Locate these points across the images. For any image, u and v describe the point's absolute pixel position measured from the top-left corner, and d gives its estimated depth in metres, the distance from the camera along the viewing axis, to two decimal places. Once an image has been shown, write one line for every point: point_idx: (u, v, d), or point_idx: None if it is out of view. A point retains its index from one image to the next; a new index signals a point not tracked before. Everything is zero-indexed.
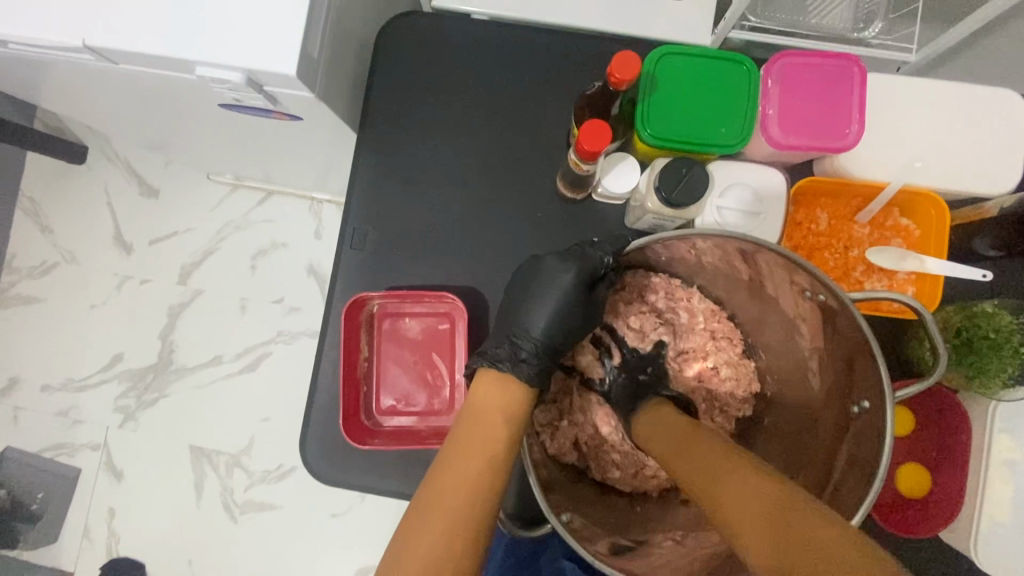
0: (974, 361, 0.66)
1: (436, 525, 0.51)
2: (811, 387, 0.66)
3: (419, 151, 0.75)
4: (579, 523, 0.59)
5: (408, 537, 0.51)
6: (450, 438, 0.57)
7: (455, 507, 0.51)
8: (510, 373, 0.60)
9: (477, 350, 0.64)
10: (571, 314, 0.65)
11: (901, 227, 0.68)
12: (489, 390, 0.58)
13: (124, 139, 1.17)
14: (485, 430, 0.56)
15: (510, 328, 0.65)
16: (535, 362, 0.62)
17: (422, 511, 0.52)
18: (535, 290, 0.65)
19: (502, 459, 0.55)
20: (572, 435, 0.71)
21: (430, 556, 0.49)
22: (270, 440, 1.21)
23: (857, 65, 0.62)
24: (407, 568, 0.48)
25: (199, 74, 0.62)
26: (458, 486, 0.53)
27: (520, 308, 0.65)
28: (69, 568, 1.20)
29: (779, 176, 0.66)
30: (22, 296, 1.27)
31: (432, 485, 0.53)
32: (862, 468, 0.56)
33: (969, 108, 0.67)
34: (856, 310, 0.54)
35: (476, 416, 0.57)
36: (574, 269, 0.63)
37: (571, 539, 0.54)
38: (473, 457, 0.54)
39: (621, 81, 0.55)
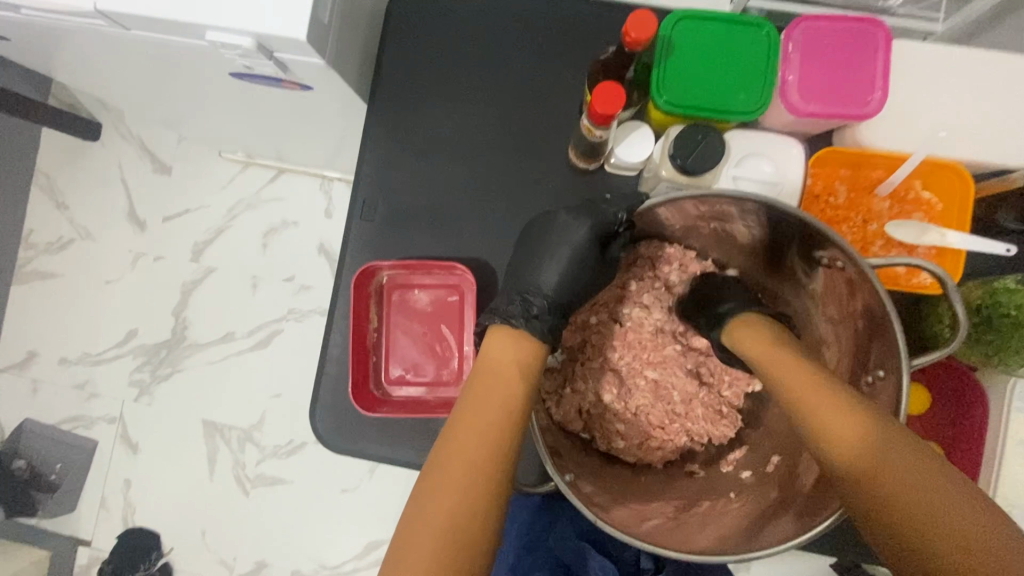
0: (994, 339, 0.64)
1: (459, 472, 0.51)
2: (825, 358, 0.66)
3: (431, 120, 0.74)
4: (585, 488, 0.59)
5: (432, 482, 0.51)
6: (464, 394, 0.57)
7: (476, 461, 0.52)
8: (523, 329, 0.60)
9: (488, 306, 0.64)
10: (582, 274, 0.65)
11: (923, 200, 0.66)
12: (502, 346, 0.58)
13: (137, 115, 1.18)
14: (500, 385, 0.56)
15: (520, 285, 0.65)
16: (547, 318, 0.62)
17: (442, 464, 0.52)
18: (546, 246, 0.64)
19: (520, 413, 0.55)
20: (577, 403, 0.71)
21: (453, 507, 0.50)
22: (282, 415, 1.23)
23: (882, 29, 0.60)
24: (434, 511, 0.50)
25: (210, 40, 0.61)
26: (478, 440, 0.53)
27: (531, 265, 0.65)
28: (87, 536, 1.23)
29: (798, 146, 0.64)
30: (39, 272, 1.29)
31: (449, 440, 0.53)
32: None
33: (999, 76, 0.64)
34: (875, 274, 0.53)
35: (490, 372, 0.57)
36: (587, 226, 0.63)
37: (575, 499, 0.55)
38: (490, 411, 0.55)
39: (636, 41, 0.54)
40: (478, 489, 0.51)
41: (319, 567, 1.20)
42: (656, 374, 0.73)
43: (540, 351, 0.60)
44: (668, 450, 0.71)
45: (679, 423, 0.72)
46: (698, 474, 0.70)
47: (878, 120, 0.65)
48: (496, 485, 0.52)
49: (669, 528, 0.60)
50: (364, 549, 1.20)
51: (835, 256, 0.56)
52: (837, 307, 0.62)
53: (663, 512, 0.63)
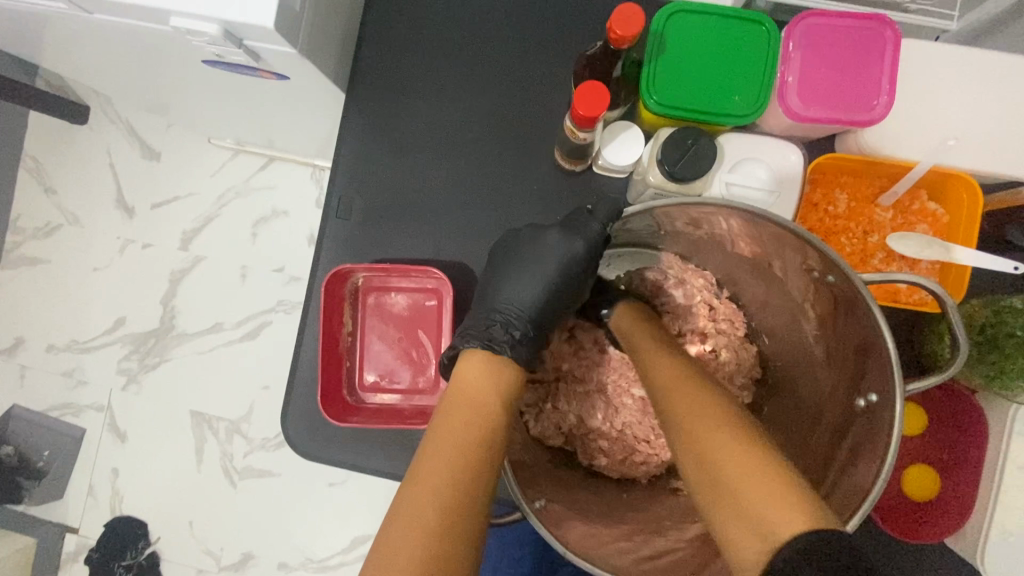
0: (996, 360, 0.61)
1: (431, 505, 0.47)
2: (816, 377, 0.63)
3: (412, 115, 0.70)
4: (555, 509, 0.57)
5: (401, 517, 0.47)
6: (435, 421, 0.53)
7: (449, 504, 0.48)
8: (498, 352, 0.57)
9: (461, 328, 0.61)
10: (566, 291, 0.63)
11: (928, 211, 0.63)
12: (476, 374, 0.55)
13: (122, 99, 1.14)
14: (473, 418, 0.52)
15: (495, 300, 0.62)
16: (525, 340, 0.60)
17: (410, 503, 0.48)
18: (529, 260, 0.61)
19: (494, 441, 0.52)
20: (556, 420, 0.68)
21: (424, 561, 0.45)
22: (269, 408, 1.21)
23: (891, 28, 0.56)
24: (405, 548, 0.45)
25: (175, 26, 0.57)
26: (450, 480, 0.49)
27: (507, 277, 0.62)
28: (74, 524, 1.22)
29: (797, 153, 0.61)
30: (27, 257, 1.27)
31: (418, 482, 0.49)
32: (865, 465, 0.52)
33: (1016, 81, 0.60)
34: (868, 291, 0.49)
35: (463, 399, 0.54)
36: (578, 243, 0.60)
37: (541, 525, 0.52)
38: (464, 447, 0.51)
39: (621, 38, 0.49)
40: (451, 538, 0.47)
41: (306, 560, 1.19)
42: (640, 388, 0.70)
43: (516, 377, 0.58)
44: (653, 466, 0.68)
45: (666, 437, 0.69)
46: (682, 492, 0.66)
47: (884, 125, 0.61)
48: (469, 530, 0.48)
49: (643, 553, 0.57)
50: (351, 544, 1.19)
51: (829, 271, 0.52)
52: (831, 324, 0.58)
53: (637, 533, 0.59)
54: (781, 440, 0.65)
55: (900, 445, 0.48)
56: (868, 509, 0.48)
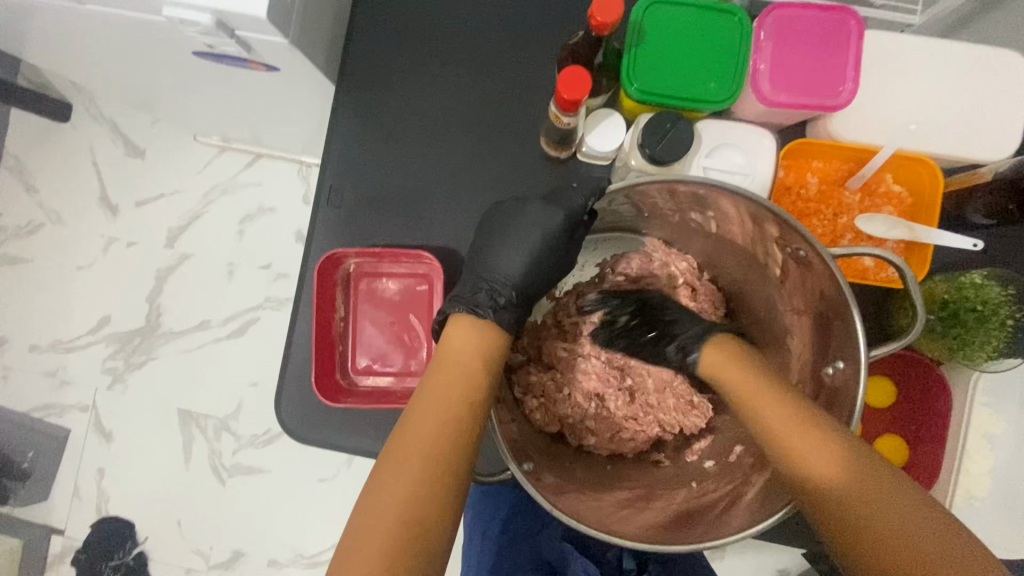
0: (959, 333, 0.65)
1: (416, 456, 0.50)
2: (788, 348, 0.66)
3: (401, 105, 0.72)
4: (546, 477, 0.59)
5: (390, 466, 0.50)
6: (424, 379, 0.56)
7: (433, 451, 0.50)
8: (491, 319, 0.59)
9: (450, 294, 0.63)
10: (550, 260, 0.64)
11: (893, 194, 0.66)
12: (462, 333, 0.57)
13: (107, 95, 1.14)
14: (458, 373, 0.55)
15: (485, 272, 0.64)
16: (514, 309, 0.62)
17: (397, 453, 0.51)
18: (513, 230, 0.63)
19: (479, 401, 0.54)
20: (562, 413, 0.69)
21: (410, 499, 0.48)
22: (258, 404, 1.21)
23: (854, 18, 0.59)
24: (393, 494, 0.48)
25: (168, 16, 0.59)
26: (439, 434, 0.51)
27: (496, 250, 0.64)
28: (60, 525, 1.21)
29: (769, 137, 0.64)
30: (9, 256, 1.26)
31: (404, 433, 0.52)
32: None
33: (972, 69, 0.64)
34: (835, 263, 0.53)
35: (450, 360, 0.56)
36: (560, 216, 0.62)
37: (530, 485, 0.55)
38: (449, 400, 0.53)
39: (603, 24, 0.52)
40: (435, 480, 0.49)
41: (297, 556, 1.19)
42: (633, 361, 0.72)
43: (503, 339, 0.60)
44: (640, 441, 0.70)
45: (653, 414, 0.71)
46: (663, 464, 0.70)
47: (851, 111, 0.64)
48: (454, 474, 0.50)
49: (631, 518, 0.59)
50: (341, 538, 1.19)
51: (798, 245, 0.55)
52: (804, 299, 0.61)
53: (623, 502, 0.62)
54: None
55: (863, 408, 0.52)
56: None
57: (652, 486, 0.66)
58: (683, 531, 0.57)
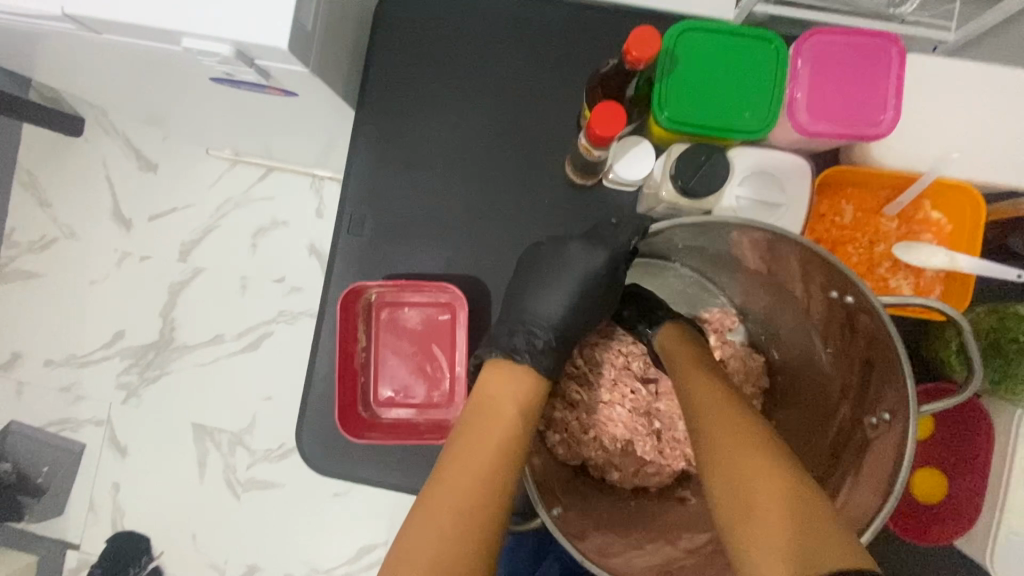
0: (1000, 365, 0.63)
1: (449, 507, 0.49)
2: (823, 386, 0.63)
3: (421, 131, 0.71)
4: (570, 516, 0.58)
5: (421, 513, 0.49)
6: (460, 425, 0.55)
7: (466, 506, 0.49)
8: (526, 364, 0.59)
9: (487, 336, 0.62)
10: (589, 301, 0.63)
11: (932, 221, 0.64)
12: (501, 381, 0.56)
13: (119, 111, 1.13)
14: (493, 424, 0.54)
15: (521, 313, 0.62)
16: (551, 353, 0.61)
17: (431, 500, 0.50)
18: (552, 270, 0.62)
19: (516, 450, 0.53)
20: (586, 449, 0.68)
21: (438, 556, 0.47)
22: (272, 419, 1.20)
23: (896, 45, 0.57)
24: (422, 542, 0.47)
25: (187, 47, 0.57)
26: (475, 484, 0.50)
27: (534, 290, 0.62)
28: (75, 541, 1.20)
29: (804, 164, 0.62)
30: (22, 271, 1.25)
31: (436, 484, 0.50)
32: (872, 482, 0.53)
33: (1015, 92, 0.61)
34: (884, 309, 0.50)
35: (487, 406, 0.55)
36: (601, 255, 0.62)
37: (559, 534, 0.53)
38: (483, 451, 0.52)
39: (638, 59, 0.51)
40: (467, 536, 0.48)
41: (312, 572, 1.18)
42: (660, 403, 0.71)
43: (540, 388, 0.58)
44: (664, 475, 0.69)
45: (679, 448, 0.69)
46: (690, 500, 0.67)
47: (889, 138, 0.62)
48: (485, 530, 0.49)
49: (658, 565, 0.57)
50: (356, 554, 1.18)
51: (848, 291, 0.52)
52: (844, 342, 0.58)
53: (650, 545, 0.60)
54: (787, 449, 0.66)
55: (912, 464, 0.48)
56: (877, 528, 0.49)
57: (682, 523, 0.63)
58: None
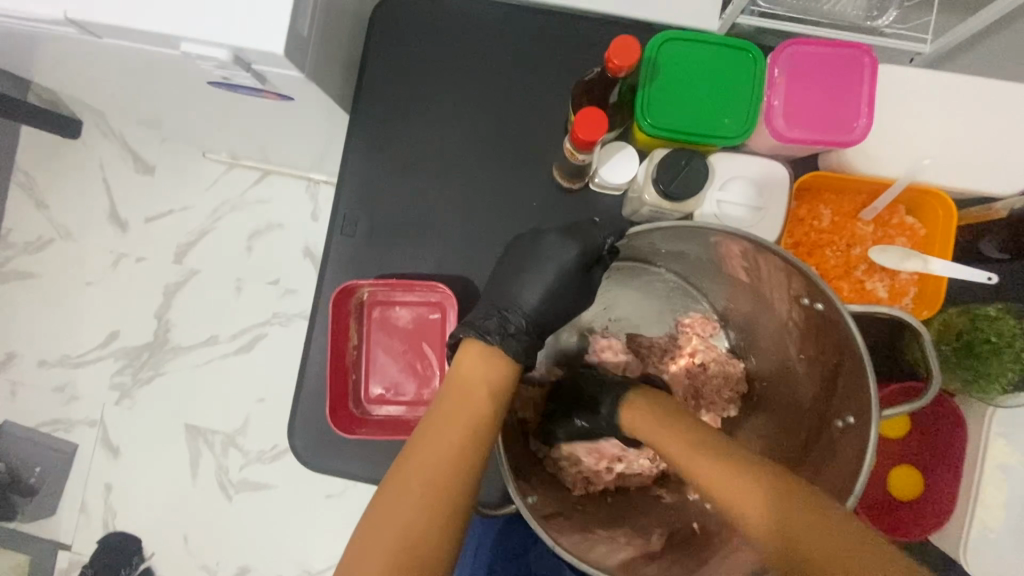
0: (972, 364, 0.65)
1: (416, 484, 0.50)
2: (796, 390, 0.65)
3: (412, 135, 0.73)
4: (544, 506, 0.59)
5: (388, 490, 0.51)
6: (433, 406, 0.56)
7: (438, 478, 0.51)
8: (498, 346, 0.58)
9: (463, 319, 0.63)
10: (566, 294, 0.64)
11: (907, 225, 0.67)
12: (473, 361, 0.57)
13: (118, 114, 1.15)
14: (467, 401, 0.55)
15: (501, 301, 0.63)
16: (523, 337, 0.61)
17: (399, 477, 0.51)
18: (531, 263, 0.64)
19: (482, 430, 0.54)
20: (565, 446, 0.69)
21: (410, 524, 0.49)
22: (265, 420, 1.21)
23: (869, 54, 0.59)
24: (389, 517, 0.49)
25: (185, 51, 0.59)
26: (441, 463, 0.51)
27: (515, 279, 0.64)
28: (66, 541, 1.20)
29: (783, 170, 0.64)
30: (18, 271, 1.26)
31: (410, 457, 0.52)
32: (836, 484, 0.55)
33: (985, 102, 0.64)
34: (850, 317, 0.52)
35: (458, 386, 0.56)
36: (576, 250, 0.63)
37: (533, 520, 0.54)
38: (457, 427, 0.53)
39: (620, 67, 0.53)
40: (438, 506, 0.50)
41: (303, 573, 1.19)
42: None
43: (515, 371, 0.59)
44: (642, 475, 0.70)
45: None
46: (664, 498, 0.69)
47: (865, 146, 0.64)
48: (451, 507, 0.50)
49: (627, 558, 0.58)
50: None
51: (817, 297, 0.55)
52: (815, 347, 0.60)
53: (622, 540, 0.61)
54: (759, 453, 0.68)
55: (872, 467, 0.51)
56: None
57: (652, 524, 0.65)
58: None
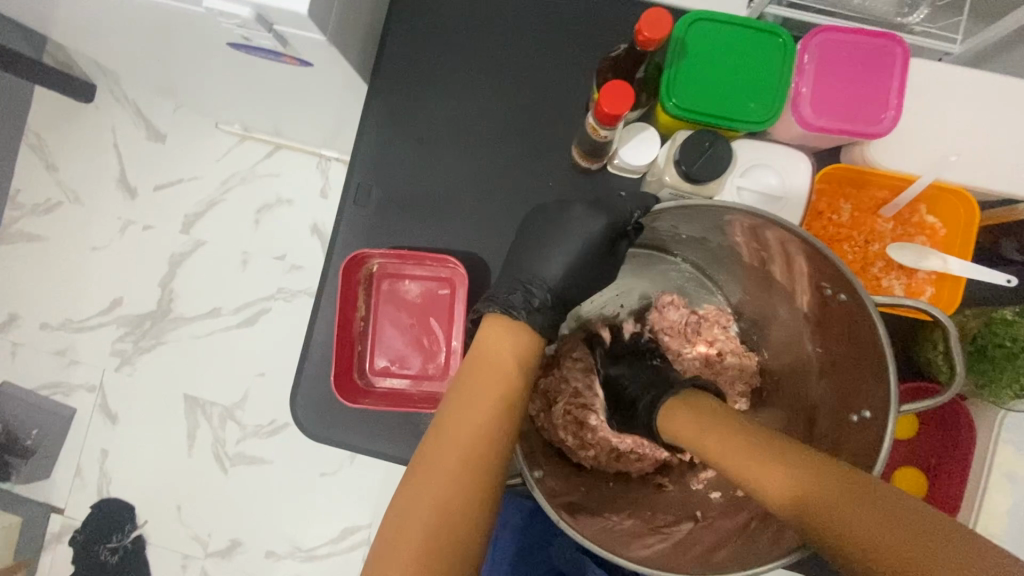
0: (987, 369, 0.64)
1: (454, 457, 0.50)
2: (810, 387, 0.64)
3: (431, 109, 0.72)
4: (550, 482, 0.59)
5: (424, 463, 0.50)
6: (459, 378, 0.55)
7: (474, 449, 0.51)
8: (523, 321, 0.58)
9: (485, 294, 0.62)
10: (589, 269, 0.63)
11: (927, 224, 0.66)
12: (499, 336, 0.57)
13: (132, 78, 1.14)
14: (496, 375, 0.54)
15: (522, 274, 0.63)
16: (548, 312, 0.61)
17: (435, 449, 0.51)
18: (554, 237, 0.63)
19: (514, 403, 0.54)
20: (571, 421, 0.68)
21: (445, 501, 0.48)
22: (264, 395, 1.21)
23: (900, 46, 0.59)
24: (430, 490, 0.49)
25: (208, 7, 0.58)
26: (478, 435, 0.51)
27: (536, 254, 0.63)
28: (59, 505, 1.20)
29: (806, 162, 0.63)
30: (24, 233, 1.26)
31: (440, 432, 0.52)
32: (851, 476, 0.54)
33: (1014, 104, 0.63)
34: (874, 308, 0.51)
35: (485, 360, 0.55)
36: (602, 222, 0.61)
37: (538, 492, 0.54)
38: (486, 401, 0.53)
39: (649, 39, 0.52)
40: (474, 480, 0.50)
41: (294, 549, 1.19)
42: None
43: (537, 342, 0.59)
44: (647, 462, 0.69)
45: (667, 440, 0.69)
46: (667, 489, 0.68)
47: (891, 141, 0.63)
48: (492, 478, 0.50)
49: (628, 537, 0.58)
50: (339, 534, 1.18)
51: (843, 289, 0.53)
52: (834, 343, 0.59)
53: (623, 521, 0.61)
54: None
55: (888, 458, 0.50)
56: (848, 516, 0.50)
57: (654, 511, 0.64)
58: (680, 557, 0.57)
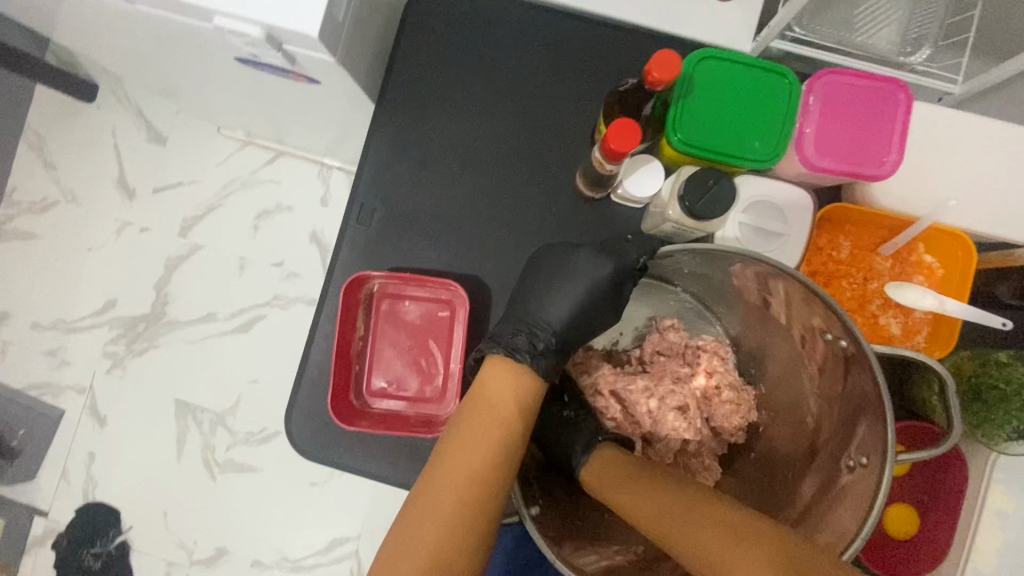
0: (979, 410, 0.65)
1: (449, 499, 0.50)
2: (806, 425, 0.64)
3: (436, 130, 0.72)
4: (546, 517, 0.59)
5: (419, 503, 0.51)
6: (458, 418, 0.55)
7: (469, 493, 0.51)
8: (527, 365, 0.59)
9: (489, 333, 0.63)
10: (592, 310, 0.64)
11: (925, 263, 0.67)
12: (499, 378, 0.57)
13: (135, 81, 1.14)
14: (493, 418, 0.54)
15: (526, 315, 0.63)
16: (551, 356, 0.62)
17: (431, 488, 0.51)
18: (559, 276, 0.63)
19: (512, 448, 0.54)
20: None
21: (438, 544, 0.49)
22: (256, 402, 1.20)
23: (904, 91, 0.60)
24: (422, 532, 0.49)
25: (218, 25, 0.58)
26: (475, 478, 0.51)
27: (540, 293, 0.63)
28: (44, 508, 1.18)
29: (808, 199, 0.63)
30: (19, 232, 1.25)
31: (438, 471, 0.52)
32: (844, 520, 0.55)
33: (1014, 149, 0.64)
34: (874, 358, 0.52)
35: (485, 401, 0.55)
36: (609, 267, 0.62)
37: (534, 529, 0.54)
38: (484, 444, 0.53)
39: (658, 80, 0.53)
40: (467, 523, 0.50)
41: (281, 559, 1.17)
42: (665, 416, 0.68)
43: (539, 387, 0.59)
44: None
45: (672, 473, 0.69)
46: None
47: (892, 182, 0.64)
48: (486, 523, 0.51)
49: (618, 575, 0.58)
50: (327, 545, 1.17)
51: (841, 334, 0.54)
52: (832, 387, 0.59)
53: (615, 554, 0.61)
54: (759, 483, 0.67)
55: (884, 507, 0.50)
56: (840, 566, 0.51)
57: None
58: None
